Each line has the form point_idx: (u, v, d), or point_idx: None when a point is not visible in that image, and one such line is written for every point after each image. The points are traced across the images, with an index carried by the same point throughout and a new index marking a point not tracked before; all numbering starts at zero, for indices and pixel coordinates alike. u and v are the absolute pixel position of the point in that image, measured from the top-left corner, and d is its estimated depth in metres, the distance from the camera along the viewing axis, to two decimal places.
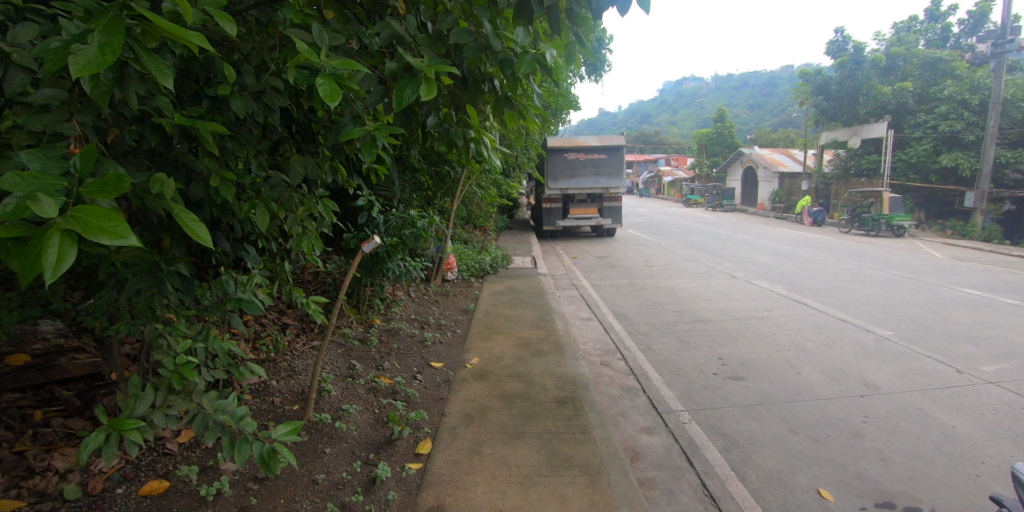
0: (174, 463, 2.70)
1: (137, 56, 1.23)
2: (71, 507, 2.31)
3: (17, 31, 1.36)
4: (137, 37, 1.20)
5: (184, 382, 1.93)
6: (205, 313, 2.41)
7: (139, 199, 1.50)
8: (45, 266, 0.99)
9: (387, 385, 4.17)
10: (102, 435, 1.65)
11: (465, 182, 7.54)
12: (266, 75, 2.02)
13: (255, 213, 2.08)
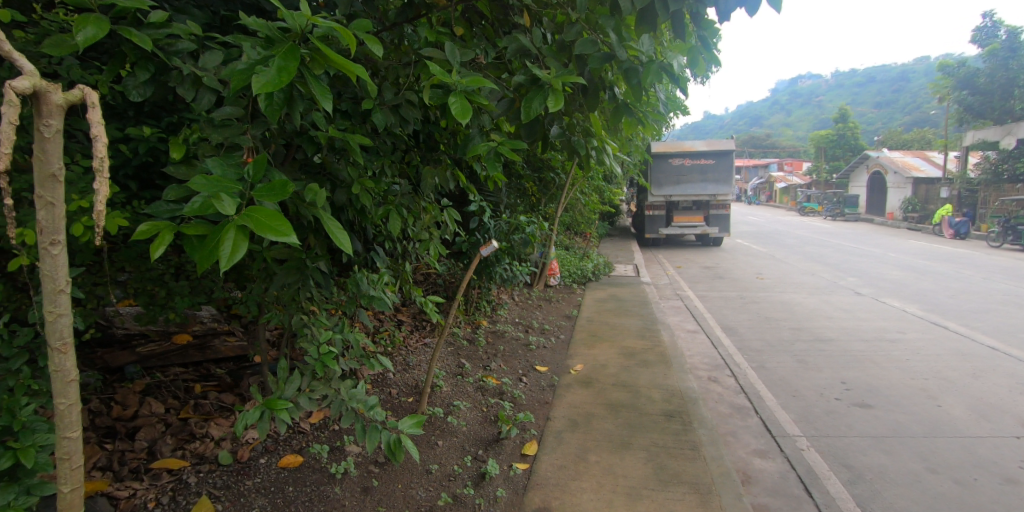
0: (306, 440, 2.96)
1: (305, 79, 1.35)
2: (224, 471, 2.60)
3: (206, 57, 1.56)
4: (307, 64, 1.34)
5: (325, 370, 2.13)
6: (342, 307, 2.62)
7: (295, 206, 1.63)
8: (221, 255, 1.05)
9: (494, 385, 4.28)
10: (258, 412, 1.85)
11: (569, 189, 7.56)
12: (401, 90, 2.19)
13: (389, 218, 2.24)
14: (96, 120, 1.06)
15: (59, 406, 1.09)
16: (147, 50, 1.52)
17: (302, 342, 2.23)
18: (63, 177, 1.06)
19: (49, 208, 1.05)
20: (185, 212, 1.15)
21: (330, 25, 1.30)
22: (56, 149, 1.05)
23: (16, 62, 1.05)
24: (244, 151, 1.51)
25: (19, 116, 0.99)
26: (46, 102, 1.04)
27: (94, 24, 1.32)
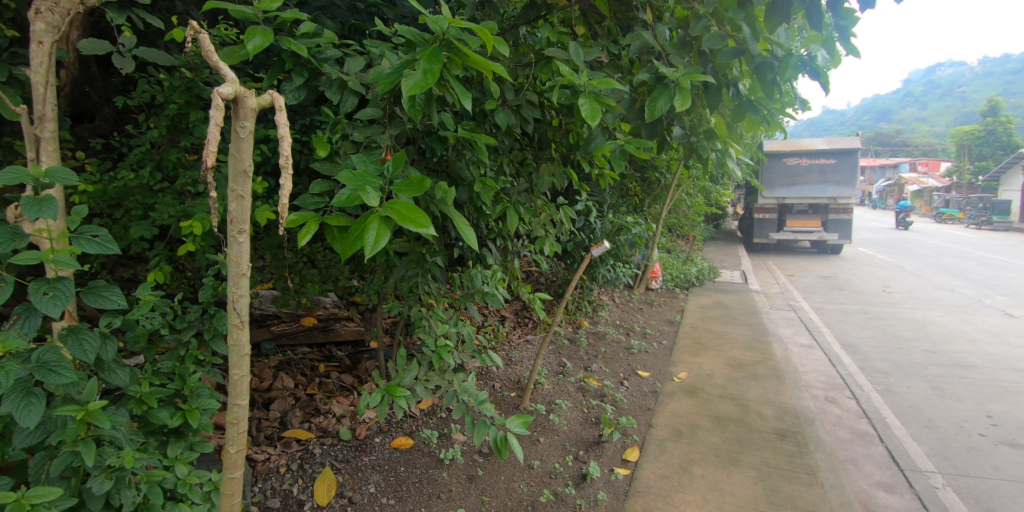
0: (417, 425, 3.10)
1: (446, 79, 1.49)
2: (344, 445, 2.80)
3: (350, 63, 1.69)
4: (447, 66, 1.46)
5: (440, 361, 2.22)
6: (458, 301, 2.71)
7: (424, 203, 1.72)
8: (366, 243, 1.12)
9: (595, 387, 4.24)
10: (379, 396, 1.98)
11: (675, 189, 7.27)
12: (523, 90, 2.23)
13: (506, 216, 2.28)
14: (283, 123, 1.18)
15: (233, 375, 1.23)
16: (300, 56, 1.66)
17: (421, 332, 2.34)
18: (252, 172, 1.19)
19: (241, 200, 1.18)
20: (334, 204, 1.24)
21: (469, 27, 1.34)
22: (248, 148, 1.18)
23: (220, 71, 1.18)
24: (383, 149, 1.63)
25: (225, 119, 1.12)
26: (243, 106, 1.16)
27: (262, 35, 1.46)
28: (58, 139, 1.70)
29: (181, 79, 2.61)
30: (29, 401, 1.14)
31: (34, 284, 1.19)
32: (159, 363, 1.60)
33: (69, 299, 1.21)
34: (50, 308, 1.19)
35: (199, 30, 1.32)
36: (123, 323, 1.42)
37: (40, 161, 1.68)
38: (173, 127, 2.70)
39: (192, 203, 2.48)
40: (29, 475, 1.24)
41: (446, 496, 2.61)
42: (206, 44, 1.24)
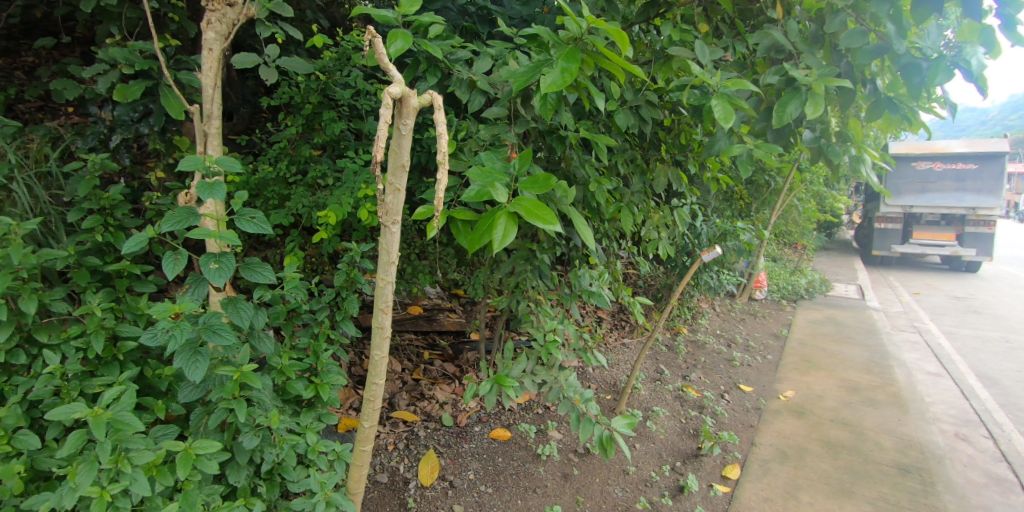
0: (514, 418, 3.14)
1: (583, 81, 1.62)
2: (446, 431, 2.91)
3: (479, 64, 1.76)
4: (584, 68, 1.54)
5: (550, 356, 2.26)
6: (564, 300, 2.71)
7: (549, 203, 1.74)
8: (495, 237, 1.17)
9: (694, 397, 4.08)
10: (488, 384, 2.10)
11: (787, 194, 6.78)
12: (642, 89, 2.20)
13: (620, 216, 2.27)
14: (441, 121, 1.29)
15: (374, 356, 1.42)
16: (434, 57, 1.76)
17: (531, 327, 2.37)
18: (409, 166, 1.35)
19: (396, 192, 1.35)
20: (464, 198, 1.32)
21: (606, 28, 1.38)
22: (407, 144, 1.33)
23: (389, 72, 1.33)
24: (508, 147, 1.71)
25: (393, 116, 1.24)
26: (407, 106, 1.31)
27: (403, 38, 1.55)
28: (220, 134, 1.91)
29: (316, 82, 2.91)
30: (196, 359, 1.30)
31: (204, 257, 1.32)
32: (295, 338, 1.72)
33: (231, 271, 1.33)
34: (215, 278, 1.32)
35: (375, 35, 1.45)
36: (271, 297, 1.58)
37: (206, 153, 1.90)
38: (306, 125, 2.98)
39: (323, 195, 2.70)
40: (191, 428, 1.40)
41: (542, 491, 2.64)
42: (380, 47, 1.38)
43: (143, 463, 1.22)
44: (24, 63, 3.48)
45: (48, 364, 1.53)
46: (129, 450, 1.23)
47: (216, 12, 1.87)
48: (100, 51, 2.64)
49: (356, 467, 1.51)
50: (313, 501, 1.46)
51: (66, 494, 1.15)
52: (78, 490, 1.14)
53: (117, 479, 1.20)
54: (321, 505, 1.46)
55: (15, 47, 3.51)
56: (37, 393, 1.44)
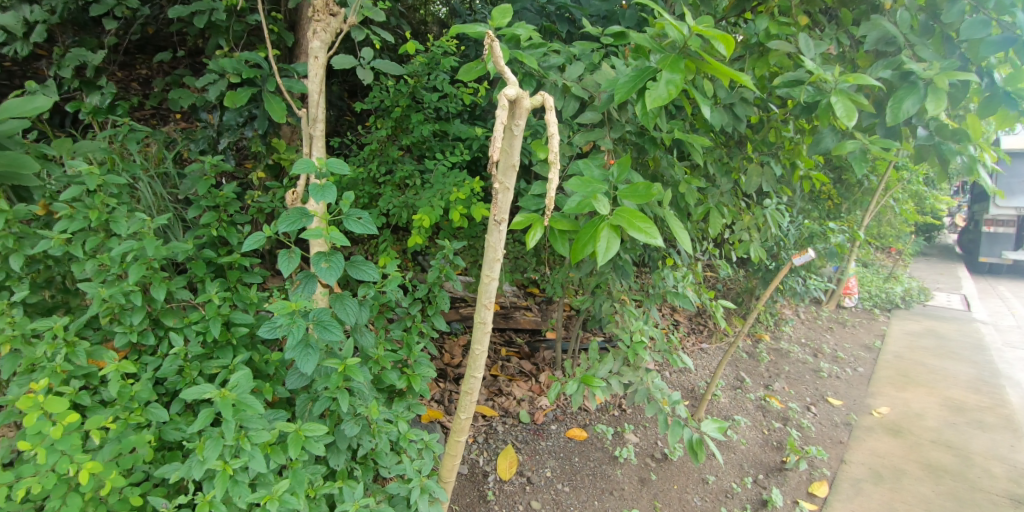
0: (590, 418, 3.10)
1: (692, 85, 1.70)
2: (524, 427, 2.95)
3: (572, 69, 1.79)
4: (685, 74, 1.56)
5: (636, 356, 2.36)
6: (648, 301, 2.72)
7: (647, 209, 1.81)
8: (599, 250, 1.32)
9: (778, 408, 3.87)
10: (576, 385, 2.30)
11: (884, 194, 6.30)
12: (737, 88, 2.15)
13: (709, 216, 2.30)
14: (554, 122, 1.36)
15: (475, 351, 1.56)
16: (526, 66, 1.80)
17: (616, 328, 2.48)
18: (519, 166, 1.42)
19: (507, 191, 1.42)
20: (565, 210, 1.46)
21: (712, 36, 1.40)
22: (518, 144, 1.41)
23: (505, 75, 1.40)
24: (605, 152, 1.79)
25: (507, 117, 1.34)
26: (520, 106, 1.37)
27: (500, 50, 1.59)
28: (324, 136, 2.02)
29: (406, 86, 3.06)
30: (307, 352, 1.38)
31: (316, 255, 1.42)
32: (389, 331, 1.80)
33: (341, 269, 1.42)
34: (327, 275, 1.42)
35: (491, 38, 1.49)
36: (373, 294, 1.66)
37: (313, 155, 2.02)
38: (394, 128, 3.13)
39: (409, 195, 2.82)
40: (298, 413, 1.50)
41: (619, 494, 2.63)
42: (496, 49, 1.42)
43: (261, 442, 1.32)
44: (141, 76, 3.89)
45: (173, 345, 1.67)
46: (248, 428, 1.34)
47: (321, 22, 1.99)
48: (212, 64, 2.87)
49: (450, 457, 1.67)
50: (409, 487, 1.54)
51: (196, 465, 1.27)
52: (206, 462, 1.25)
53: (238, 454, 1.31)
54: (417, 490, 1.53)
55: (133, 62, 3.91)
56: (165, 370, 1.57)
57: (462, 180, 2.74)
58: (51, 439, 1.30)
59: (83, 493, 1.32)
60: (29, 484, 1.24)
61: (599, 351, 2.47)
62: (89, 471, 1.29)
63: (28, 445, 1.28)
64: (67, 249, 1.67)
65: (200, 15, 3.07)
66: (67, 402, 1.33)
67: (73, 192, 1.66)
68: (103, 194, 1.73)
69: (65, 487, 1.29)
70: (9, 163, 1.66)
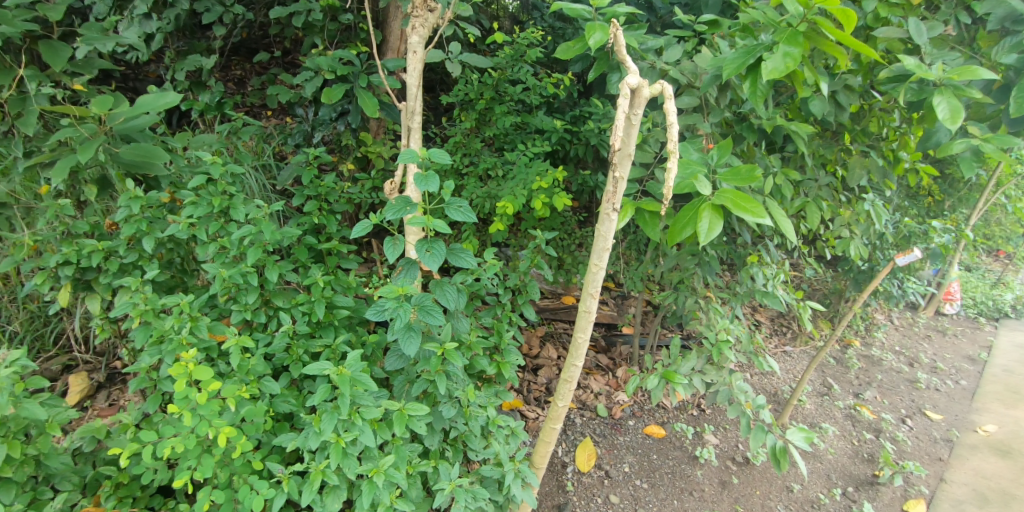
0: (668, 417, 3.02)
1: (803, 67, 1.70)
2: (601, 421, 2.93)
3: (669, 52, 1.88)
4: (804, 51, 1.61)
5: (720, 355, 2.29)
6: (735, 297, 2.63)
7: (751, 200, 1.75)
8: (701, 231, 1.38)
9: (870, 418, 3.60)
10: (658, 379, 2.26)
11: (997, 190, 5.71)
12: (840, 75, 2.04)
13: (806, 210, 2.20)
14: (672, 110, 1.39)
15: (577, 340, 1.66)
16: (627, 45, 1.85)
17: (701, 324, 2.42)
18: (634, 154, 1.46)
19: (613, 182, 1.48)
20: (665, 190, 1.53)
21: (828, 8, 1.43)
22: (634, 133, 1.45)
23: (629, 66, 1.46)
24: (703, 136, 1.91)
25: (629, 106, 1.38)
26: (639, 96, 1.40)
27: (601, 30, 1.63)
28: (421, 129, 2.09)
29: (490, 79, 3.12)
30: (410, 334, 1.44)
31: (419, 243, 1.47)
32: (480, 318, 1.85)
33: (442, 256, 1.47)
34: (429, 262, 1.47)
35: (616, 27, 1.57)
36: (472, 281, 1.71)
37: (410, 146, 2.10)
38: (478, 121, 3.20)
39: (491, 187, 2.86)
40: (396, 393, 1.58)
41: (699, 495, 2.57)
42: (621, 44, 1.57)
43: (370, 418, 1.40)
44: (236, 76, 4.15)
45: (282, 324, 1.78)
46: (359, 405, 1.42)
47: (420, 17, 2.05)
48: (309, 61, 3.02)
49: (544, 442, 1.81)
50: (502, 470, 1.60)
51: (313, 436, 1.36)
52: (322, 434, 1.34)
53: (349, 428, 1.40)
54: (511, 473, 1.59)
55: (229, 63, 4.16)
56: (275, 347, 1.68)
57: (545, 170, 2.76)
58: (191, 403, 1.42)
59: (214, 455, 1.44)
60: (173, 444, 1.36)
61: (682, 347, 2.42)
62: (225, 435, 1.40)
63: (177, 408, 1.41)
64: (192, 232, 1.82)
65: (298, 16, 3.24)
66: (211, 371, 1.45)
67: (199, 180, 1.80)
68: (224, 182, 1.87)
69: (200, 449, 1.42)
70: (143, 154, 1.84)
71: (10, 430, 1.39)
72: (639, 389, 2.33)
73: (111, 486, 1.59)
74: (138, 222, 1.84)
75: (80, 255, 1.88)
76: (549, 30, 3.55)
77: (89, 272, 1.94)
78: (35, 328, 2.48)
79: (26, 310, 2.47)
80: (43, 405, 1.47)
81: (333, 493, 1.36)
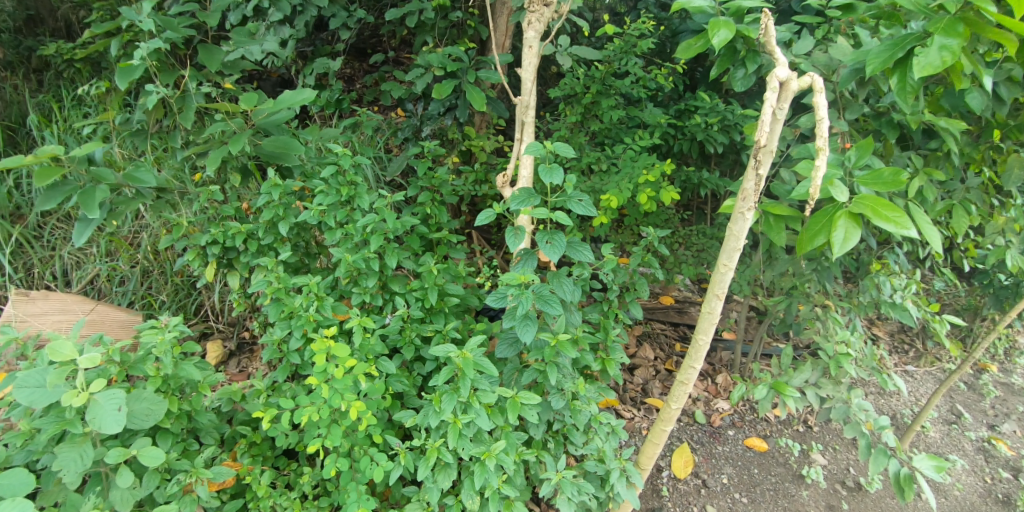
0: (770, 430, 2.85)
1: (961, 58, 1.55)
2: (699, 428, 2.83)
3: (799, 44, 1.81)
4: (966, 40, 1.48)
5: (838, 369, 2.13)
6: (857, 308, 2.44)
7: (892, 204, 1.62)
8: (836, 240, 1.33)
9: (1010, 454, 3.17)
10: (767, 389, 2.14)
11: None
12: (1002, 65, 1.81)
13: (950, 216, 1.99)
14: (820, 103, 1.31)
15: (695, 345, 1.68)
16: (752, 38, 1.77)
17: (817, 334, 2.26)
18: (775, 150, 1.40)
19: (756, 178, 1.43)
20: (794, 194, 1.56)
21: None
22: (779, 128, 1.39)
23: (776, 56, 1.40)
24: (839, 134, 1.83)
25: (776, 99, 1.33)
26: (787, 90, 1.36)
27: (726, 27, 1.58)
28: (535, 122, 2.12)
29: (598, 73, 3.10)
30: (527, 322, 1.48)
31: (540, 234, 1.51)
32: (587, 313, 1.87)
33: (562, 248, 1.49)
34: (549, 253, 1.50)
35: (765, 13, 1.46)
36: (588, 276, 1.72)
37: (523, 139, 2.15)
38: (583, 115, 3.19)
39: (595, 180, 2.84)
40: (507, 380, 1.64)
41: None
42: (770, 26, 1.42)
43: (486, 403, 1.45)
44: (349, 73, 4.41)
45: (398, 307, 1.89)
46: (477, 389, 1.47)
47: (536, 13, 2.09)
48: (421, 58, 3.15)
49: (652, 444, 1.87)
50: (608, 467, 1.63)
51: (433, 415, 1.44)
52: (442, 413, 1.42)
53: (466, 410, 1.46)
54: (616, 470, 1.62)
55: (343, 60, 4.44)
56: (391, 329, 1.78)
57: (652, 163, 2.71)
58: (329, 375, 1.52)
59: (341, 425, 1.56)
60: (310, 412, 1.49)
61: (795, 357, 2.27)
62: (355, 408, 1.50)
63: (316, 380, 1.52)
64: (322, 218, 1.96)
65: (411, 16, 3.38)
66: (348, 348, 1.52)
67: (330, 170, 1.94)
68: (350, 172, 2.00)
69: (329, 419, 1.54)
70: (282, 146, 2.02)
71: (170, 386, 1.57)
72: (747, 398, 2.21)
73: (247, 444, 1.76)
74: (276, 208, 2.02)
75: (226, 236, 2.09)
76: (656, 23, 3.47)
77: (231, 251, 2.15)
78: (179, 299, 2.80)
79: (172, 282, 2.78)
80: (196, 367, 1.65)
81: (445, 470, 1.45)
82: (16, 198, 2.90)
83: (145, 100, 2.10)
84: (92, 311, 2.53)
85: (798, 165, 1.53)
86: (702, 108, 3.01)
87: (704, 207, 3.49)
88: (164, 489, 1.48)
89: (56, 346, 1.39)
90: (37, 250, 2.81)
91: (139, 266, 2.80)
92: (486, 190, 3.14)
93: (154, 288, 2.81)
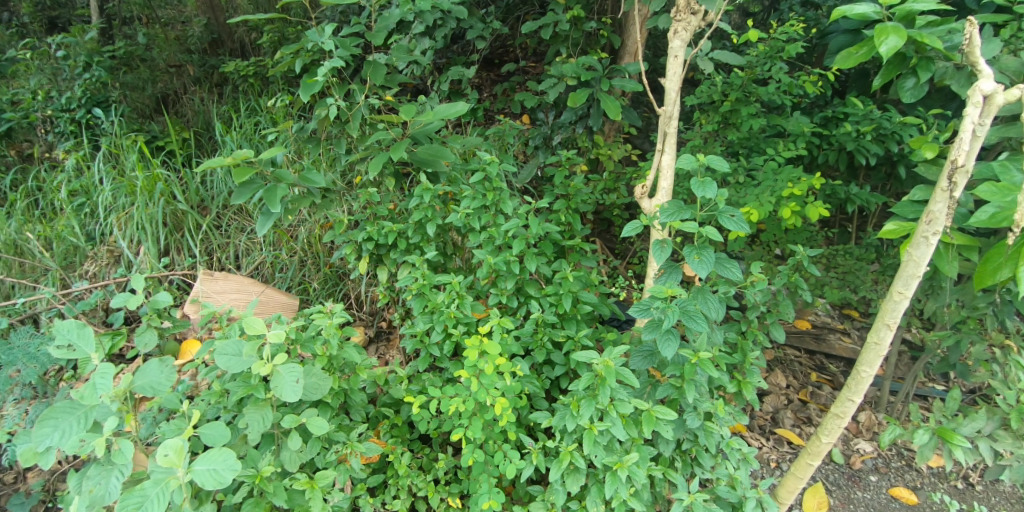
0: (924, 482, 2.52)
1: None
2: (836, 468, 2.59)
3: (986, 49, 1.60)
4: None
5: (1021, 421, 1.86)
6: None
7: None
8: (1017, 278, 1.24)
9: None
10: (929, 435, 1.93)
11: None
12: None
13: None
14: None
15: (850, 381, 1.67)
16: (927, 43, 1.61)
17: (995, 378, 1.98)
18: (971, 170, 1.37)
19: (949, 201, 1.42)
20: (976, 222, 1.38)
21: None
22: (977, 146, 1.36)
23: (981, 71, 1.37)
24: None
25: (979, 115, 1.32)
26: (992, 104, 1.32)
27: (895, 33, 1.46)
28: (677, 133, 2.07)
29: (739, 80, 2.96)
30: (669, 336, 1.49)
31: (689, 247, 1.51)
32: (725, 333, 1.81)
33: (711, 263, 1.48)
34: (698, 268, 1.50)
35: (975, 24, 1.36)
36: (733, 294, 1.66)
37: (663, 153, 2.10)
38: (720, 124, 3.07)
39: (731, 192, 2.72)
40: (640, 392, 1.64)
41: None
42: (976, 41, 1.37)
43: (624, 413, 1.47)
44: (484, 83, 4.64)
45: (531, 310, 1.96)
46: (614, 398, 1.50)
47: (682, 21, 2.06)
48: (556, 68, 3.21)
49: (794, 478, 1.88)
50: (741, 495, 1.58)
51: (570, 419, 1.49)
52: (580, 418, 1.46)
53: (602, 418, 1.49)
54: (751, 500, 1.58)
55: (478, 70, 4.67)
56: (526, 330, 1.86)
57: (797, 176, 2.56)
58: (478, 372, 1.62)
59: (481, 418, 1.66)
60: (457, 403, 1.61)
61: (964, 402, 2.01)
62: (498, 406, 1.58)
63: (466, 373, 1.63)
64: (467, 221, 2.09)
65: (546, 28, 3.41)
66: (497, 348, 1.60)
67: (477, 176, 2.07)
68: (495, 180, 2.11)
69: (471, 412, 1.64)
70: (434, 153, 2.19)
71: (333, 365, 1.77)
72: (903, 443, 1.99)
73: (389, 425, 1.93)
74: (425, 210, 2.20)
75: (379, 234, 2.29)
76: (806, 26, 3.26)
77: (382, 248, 2.35)
78: (329, 287, 3.11)
79: (323, 272, 3.10)
80: (355, 350, 1.84)
81: (574, 475, 1.49)
82: (203, 193, 3.39)
83: (320, 111, 2.38)
84: (261, 293, 2.90)
85: (979, 190, 1.38)
86: (856, 119, 2.75)
87: (847, 225, 3.19)
88: (324, 456, 1.66)
89: (250, 321, 1.61)
90: (216, 237, 3.24)
91: (297, 256, 3.16)
92: (614, 200, 3.14)
93: (308, 276, 3.15)
